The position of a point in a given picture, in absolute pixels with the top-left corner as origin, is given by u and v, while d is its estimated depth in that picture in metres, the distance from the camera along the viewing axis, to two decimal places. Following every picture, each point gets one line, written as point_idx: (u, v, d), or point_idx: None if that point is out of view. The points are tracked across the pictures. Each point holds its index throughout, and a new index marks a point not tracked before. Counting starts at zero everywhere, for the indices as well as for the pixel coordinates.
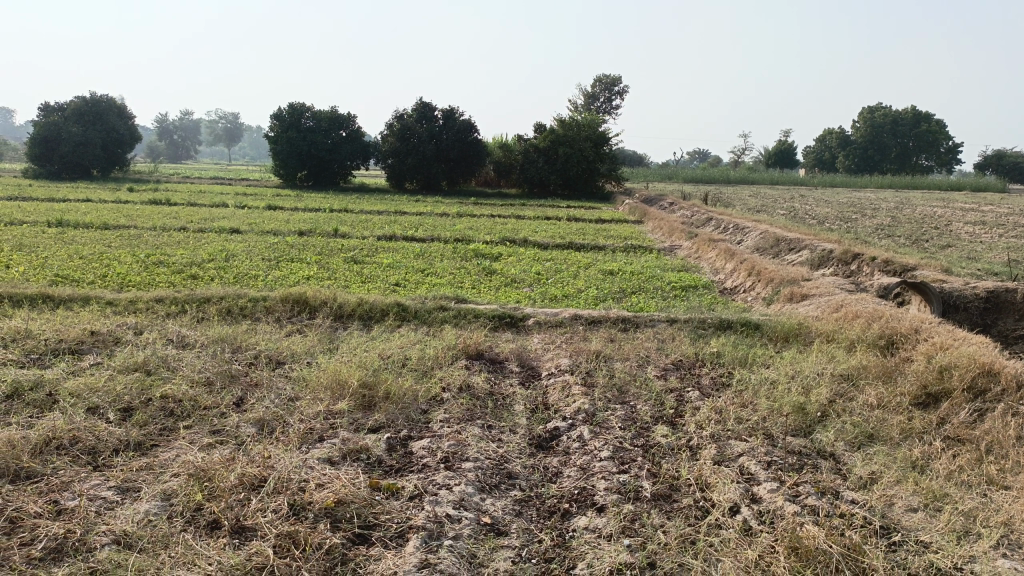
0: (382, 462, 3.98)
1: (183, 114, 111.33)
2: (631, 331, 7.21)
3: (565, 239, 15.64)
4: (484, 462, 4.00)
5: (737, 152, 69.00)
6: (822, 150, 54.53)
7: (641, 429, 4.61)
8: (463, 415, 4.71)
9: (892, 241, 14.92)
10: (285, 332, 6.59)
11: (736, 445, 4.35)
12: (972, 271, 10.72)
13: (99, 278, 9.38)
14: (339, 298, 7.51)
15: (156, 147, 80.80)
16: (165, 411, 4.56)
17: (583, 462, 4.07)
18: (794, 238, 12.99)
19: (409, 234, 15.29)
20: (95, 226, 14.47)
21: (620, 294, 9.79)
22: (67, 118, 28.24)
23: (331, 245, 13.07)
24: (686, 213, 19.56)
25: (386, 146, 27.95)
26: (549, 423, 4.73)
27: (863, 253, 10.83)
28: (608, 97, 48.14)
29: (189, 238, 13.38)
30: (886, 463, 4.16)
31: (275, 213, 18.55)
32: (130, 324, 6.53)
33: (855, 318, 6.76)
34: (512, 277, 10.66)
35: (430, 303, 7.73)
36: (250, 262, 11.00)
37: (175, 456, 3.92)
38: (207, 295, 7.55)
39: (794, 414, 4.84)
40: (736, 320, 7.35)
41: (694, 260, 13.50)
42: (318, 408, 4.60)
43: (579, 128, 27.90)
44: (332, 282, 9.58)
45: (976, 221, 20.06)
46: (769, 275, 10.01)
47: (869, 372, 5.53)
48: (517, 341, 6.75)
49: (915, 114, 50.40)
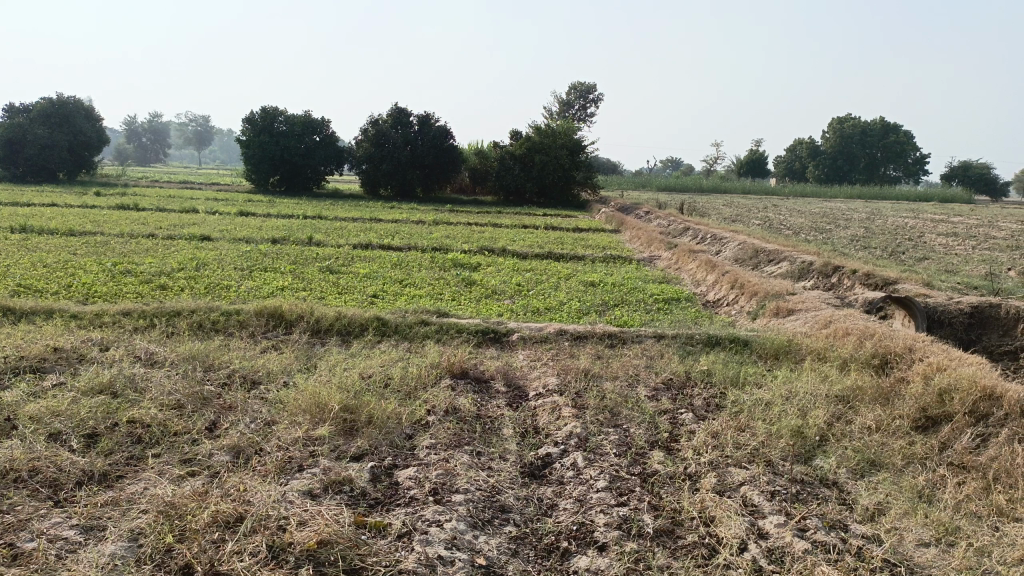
0: (366, 494, 3.75)
1: (152, 116, 109.65)
2: (618, 347, 7.02)
3: (544, 248, 15.48)
4: (475, 494, 3.78)
5: (709, 161, 69.43)
6: (793, 160, 55.05)
7: (637, 456, 4.41)
8: (449, 441, 4.48)
9: (869, 253, 14.93)
10: (261, 348, 6.32)
11: (737, 474, 4.17)
12: (952, 285, 10.70)
13: (63, 288, 9.03)
14: (316, 312, 7.24)
15: (124, 150, 79.69)
16: (132, 438, 4.28)
17: (579, 493, 3.87)
18: (773, 249, 12.92)
19: (385, 243, 15.00)
20: (61, 233, 14.03)
21: (603, 306, 9.62)
22: (33, 120, 27.53)
23: (306, 254, 12.78)
24: (663, 222, 19.50)
25: (360, 152, 27.61)
26: (540, 449, 4.52)
27: (844, 266, 10.78)
28: (583, 106, 48.20)
29: (157, 245, 13.00)
30: (892, 493, 4.00)
31: (247, 219, 18.17)
32: (95, 339, 6.22)
33: (846, 335, 6.63)
34: (492, 289, 10.44)
35: (411, 317, 7.49)
36: (221, 271, 10.68)
37: (144, 489, 3.66)
38: (177, 308, 7.24)
39: (793, 438, 4.68)
40: (725, 337, 7.18)
41: (674, 271, 13.39)
42: (296, 433, 4.34)
43: (555, 135, 27.81)
44: (307, 294, 9.31)
45: (947, 232, 20.25)
46: (753, 288, 9.90)
47: (865, 394, 5.39)
48: (501, 357, 6.54)
49: (884, 125, 51.14)
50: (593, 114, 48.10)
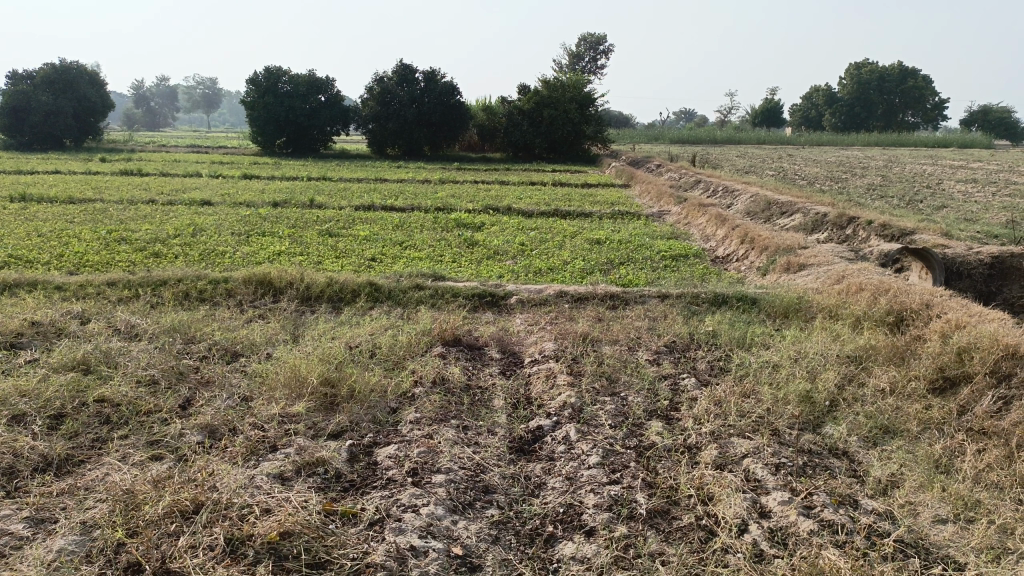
0: (341, 476, 3.52)
1: (161, 79, 108.47)
2: (620, 309, 6.72)
3: (550, 205, 15.10)
4: (457, 473, 3.54)
5: (723, 113, 68.04)
6: (808, 108, 53.89)
7: (634, 427, 4.15)
8: (435, 415, 4.24)
9: (886, 202, 14.47)
10: (246, 318, 6.09)
11: (740, 445, 3.90)
12: (971, 234, 10.27)
13: (54, 258, 8.81)
14: (306, 278, 6.98)
15: (133, 115, 79.35)
16: (100, 419, 4.07)
17: (569, 471, 3.62)
18: (787, 201, 12.49)
19: (389, 203, 14.68)
20: (60, 200, 13.83)
21: (608, 265, 9.31)
22: (36, 86, 27.11)
23: (307, 217, 12.48)
24: (673, 175, 19.04)
25: (366, 111, 27.13)
26: (532, 421, 4.28)
27: (859, 217, 10.38)
28: (593, 57, 47.19)
29: (157, 211, 12.75)
30: (907, 464, 3.72)
31: (250, 183, 17.90)
32: (75, 312, 5.99)
33: (859, 291, 6.30)
34: (493, 250, 10.13)
35: (405, 281, 7.22)
36: (217, 237, 10.43)
37: (104, 475, 3.44)
38: (163, 277, 6.99)
39: (801, 404, 4.39)
40: (732, 295, 6.87)
41: (684, 226, 13.03)
42: (272, 410, 4.11)
43: (563, 89, 27.16)
44: (302, 258, 9.06)
45: (967, 179, 19.61)
46: (764, 243, 9.53)
47: (878, 354, 5.08)
48: (498, 322, 6.27)
49: (902, 70, 49.84)
50: (604, 66, 47.11)
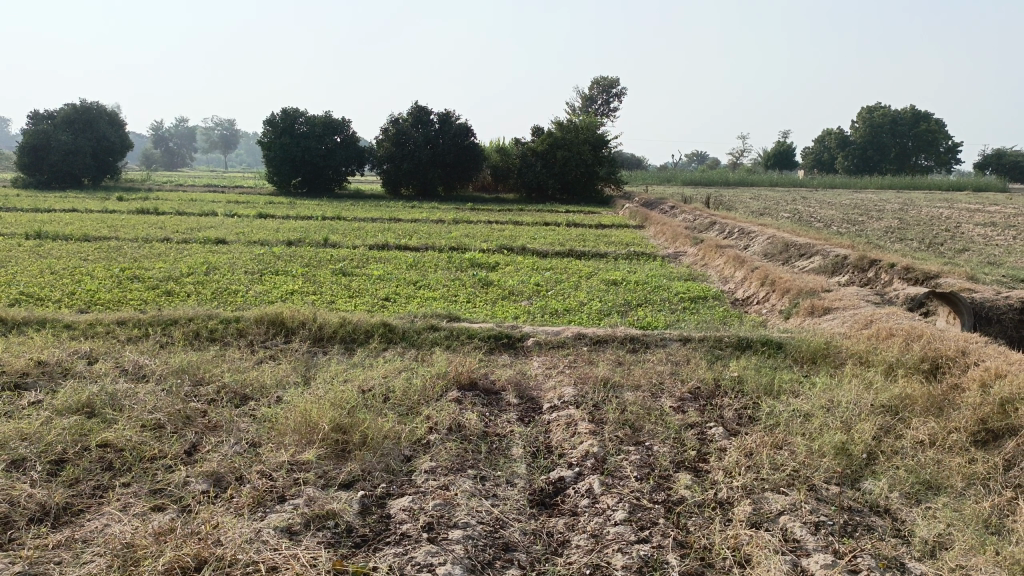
0: (352, 530, 3.32)
1: (180, 121, 110.17)
2: (641, 353, 6.52)
3: (565, 245, 14.99)
4: (475, 529, 3.33)
5: (735, 155, 68.32)
6: (821, 151, 53.96)
7: (660, 480, 3.93)
8: (452, 464, 4.04)
9: (906, 245, 14.28)
10: (257, 359, 5.94)
11: (775, 501, 3.67)
12: (997, 278, 10.06)
13: (66, 295, 8.73)
14: (319, 318, 6.84)
15: (152, 155, 80.35)
16: (102, 464, 3.90)
17: (594, 527, 3.41)
18: (805, 243, 12.33)
19: (403, 243, 14.59)
20: (75, 238, 13.85)
21: (625, 306, 9.14)
22: (57, 126, 27.47)
23: (320, 256, 12.40)
24: (688, 216, 18.92)
25: (381, 152, 27.28)
26: (553, 472, 4.07)
27: (881, 260, 10.19)
28: (606, 100, 47.61)
29: (171, 250, 12.71)
30: (954, 523, 3.48)
31: (265, 221, 17.90)
32: (83, 352, 5.86)
33: (890, 337, 6.08)
34: (509, 290, 9.98)
35: (420, 321, 7.06)
36: (230, 275, 10.35)
37: (103, 527, 3.25)
38: (174, 316, 6.86)
39: (836, 456, 4.15)
40: (756, 339, 6.66)
41: (701, 267, 12.86)
42: (281, 457, 3.93)
43: (576, 130, 27.28)
44: (316, 298, 8.95)
45: (985, 222, 19.39)
46: (785, 285, 9.33)
47: (914, 404, 4.85)
48: (515, 365, 6.09)
49: (915, 114, 49.98)
50: (617, 108, 47.49)
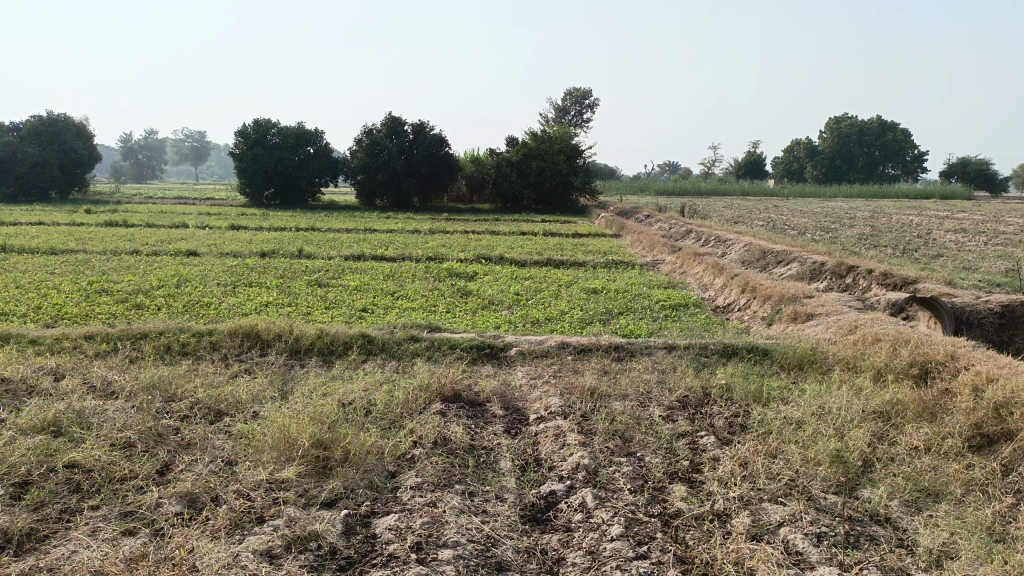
0: (336, 552, 3.15)
1: (149, 133, 108.89)
2: (626, 361, 6.41)
3: (543, 254, 14.88)
4: (466, 548, 3.18)
5: (707, 165, 68.88)
6: (791, 160, 54.54)
7: (655, 492, 3.81)
8: (438, 480, 3.88)
9: (880, 251, 14.36)
10: (232, 373, 5.74)
11: (774, 511, 3.56)
12: (973, 283, 10.10)
13: (31, 310, 8.44)
14: (296, 330, 6.64)
15: (120, 167, 79.20)
16: (69, 487, 3.69)
17: (589, 543, 3.28)
18: (782, 250, 12.34)
19: (378, 253, 14.40)
20: (41, 251, 13.48)
21: (606, 314, 9.05)
22: (23, 138, 26.89)
23: (295, 267, 12.17)
24: (664, 225, 18.93)
25: (355, 163, 27.06)
26: (543, 486, 3.93)
27: (859, 266, 10.19)
28: (579, 111, 47.77)
29: (141, 262, 12.42)
30: (957, 531, 3.40)
31: (237, 233, 17.62)
32: (49, 368, 5.62)
33: (876, 342, 6.03)
34: (488, 299, 9.84)
35: (399, 332, 6.89)
36: (203, 288, 10.10)
37: (69, 554, 3.06)
38: (144, 329, 6.62)
39: (833, 465, 4.05)
40: (742, 346, 6.58)
41: (679, 275, 12.82)
42: (259, 475, 3.75)
43: (551, 140, 27.26)
44: (291, 309, 8.74)
45: (955, 229, 19.59)
46: (766, 291, 9.29)
47: (906, 409, 4.77)
48: (498, 375, 5.95)
49: (882, 124, 50.76)
50: (590, 119, 47.65)
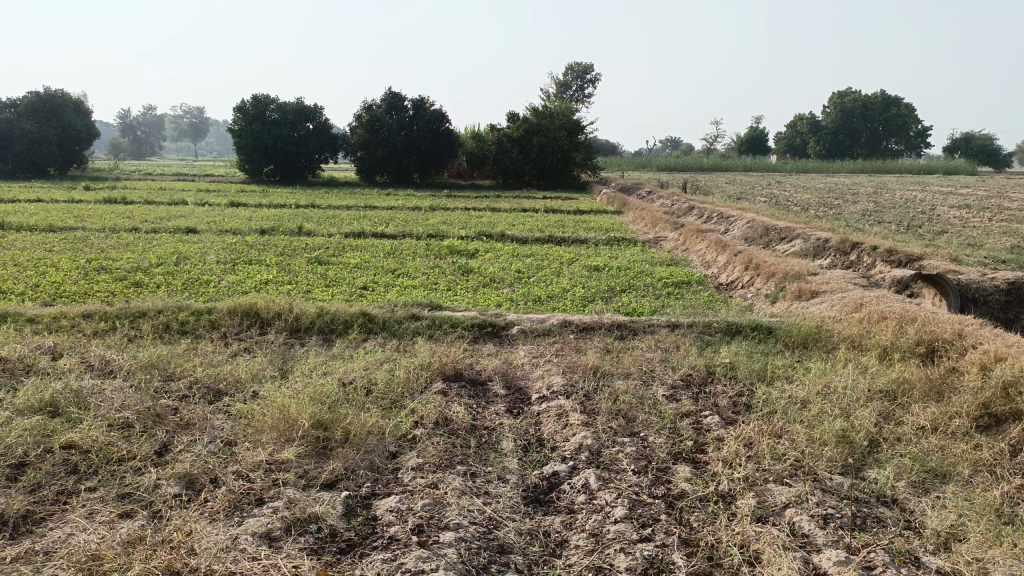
0: (336, 535, 3.11)
1: (147, 110, 108.28)
2: (628, 340, 6.35)
3: (544, 232, 14.78)
4: (468, 530, 3.14)
5: (709, 142, 68.45)
6: (794, 135, 54.20)
7: (660, 473, 3.76)
8: (439, 461, 3.84)
9: (884, 228, 14.24)
10: (232, 352, 5.69)
11: (779, 493, 3.52)
12: (978, 259, 10.01)
13: (29, 288, 8.36)
14: (295, 308, 6.58)
15: (118, 144, 78.74)
16: (66, 468, 3.64)
17: (592, 526, 3.24)
18: (785, 227, 12.23)
19: (379, 230, 14.30)
20: (40, 229, 13.38)
21: (609, 292, 8.98)
22: (20, 114, 26.68)
23: (294, 244, 12.07)
24: (667, 201, 18.79)
25: (355, 139, 26.87)
26: (546, 467, 3.88)
27: (863, 243, 10.11)
28: (580, 87, 47.34)
29: (139, 240, 12.32)
30: (965, 512, 3.35)
31: (237, 210, 17.50)
32: (46, 347, 5.56)
33: (882, 320, 5.96)
34: (490, 277, 9.76)
35: (400, 311, 6.83)
36: (202, 265, 10.02)
37: (65, 537, 3.02)
38: (143, 308, 6.56)
39: (839, 445, 4.00)
40: (746, 325, 6.51)
41: (682, 252, 12.72)
42: (258, 457, 3.71)
43: (552, 116, 27.02)
44: (291, 287, 8.67)
45: (959, 205, 19.45)
46: (770, 269, 9.20)
47: (913, 388, 4.72)
48: (500, 354, 5.89)
49: (885, 99, 50.35)
50: (591, 94, 47.22)
